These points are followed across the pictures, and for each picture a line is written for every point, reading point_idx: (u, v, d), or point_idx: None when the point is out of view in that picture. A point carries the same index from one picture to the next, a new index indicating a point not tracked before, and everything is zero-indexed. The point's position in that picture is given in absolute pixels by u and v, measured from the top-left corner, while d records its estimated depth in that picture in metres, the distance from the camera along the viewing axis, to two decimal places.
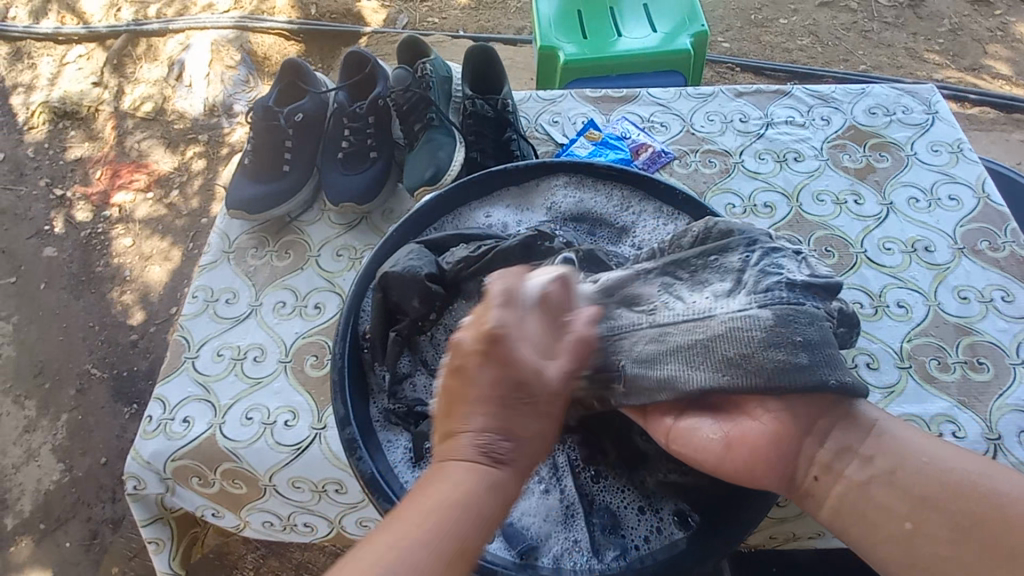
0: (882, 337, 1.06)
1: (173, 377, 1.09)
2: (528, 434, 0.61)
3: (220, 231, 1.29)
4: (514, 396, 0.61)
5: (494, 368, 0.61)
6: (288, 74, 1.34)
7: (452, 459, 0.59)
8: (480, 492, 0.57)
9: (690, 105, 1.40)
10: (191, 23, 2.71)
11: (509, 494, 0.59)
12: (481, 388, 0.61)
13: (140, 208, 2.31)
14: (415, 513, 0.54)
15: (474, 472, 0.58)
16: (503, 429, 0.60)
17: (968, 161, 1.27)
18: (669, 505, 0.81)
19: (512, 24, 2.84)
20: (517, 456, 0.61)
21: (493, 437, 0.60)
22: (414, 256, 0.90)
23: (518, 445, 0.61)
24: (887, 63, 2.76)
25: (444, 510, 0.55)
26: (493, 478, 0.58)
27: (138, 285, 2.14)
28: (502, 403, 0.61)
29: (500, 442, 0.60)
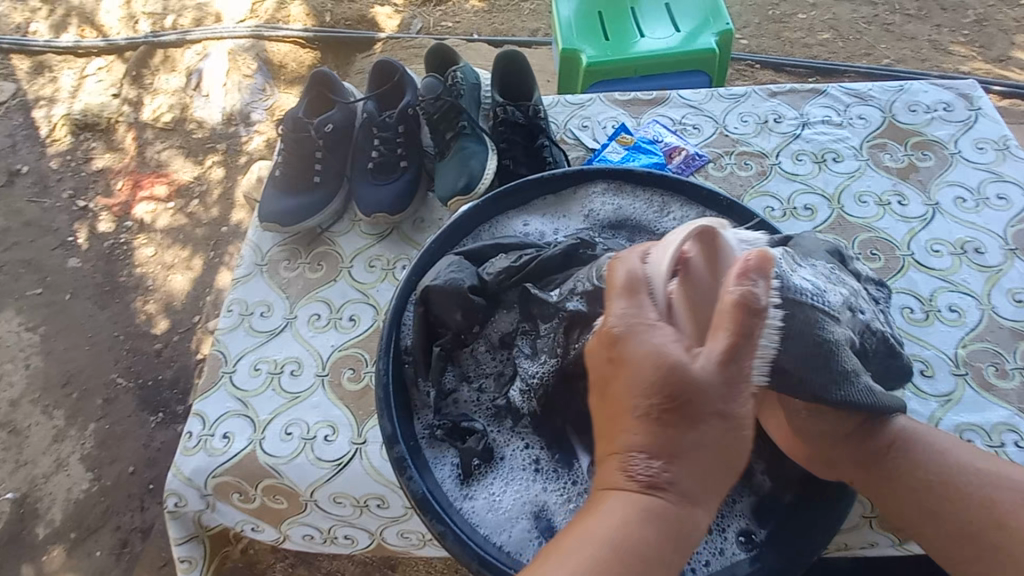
0: (935, 342, 1.03)
1: (211, 393, 1.09)
2: (694, 456, 0.54)
3: (252, 243, 1.29)
4: (663, 407, 0.53)
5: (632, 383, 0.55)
6: (317, 85, 1.33)
7: (609, 490, 0.56)
8: (638, 524, 0.54)
9: (722, 106, 1.38)
10: (208, 33, 2.72)
11: (671, 521, 0.54)
12: (634, 391, 0.55)
13: (162, 217, 2.33)
14: (575, 543, 0.55)
15: (631, 504, 0.54)
16: (661, 454, 0.54)
17: (1015, 158, 1.23)
18: (736, 524, 0.84)
19: (526, 26, 2.82)
20: (681, 479, 0.55)
21: (640, 459, 0.55)
22: (454, 267, 0.88)
23: (681, 469, 0.55)
24: (911, 56, 2.70)
25: (602, 543, 0.54)
26: (654, 503, 0.54)
27: (161, 295, 2.15)
28: (659, 426, 0.54)
29: (652, 466, 0.55)
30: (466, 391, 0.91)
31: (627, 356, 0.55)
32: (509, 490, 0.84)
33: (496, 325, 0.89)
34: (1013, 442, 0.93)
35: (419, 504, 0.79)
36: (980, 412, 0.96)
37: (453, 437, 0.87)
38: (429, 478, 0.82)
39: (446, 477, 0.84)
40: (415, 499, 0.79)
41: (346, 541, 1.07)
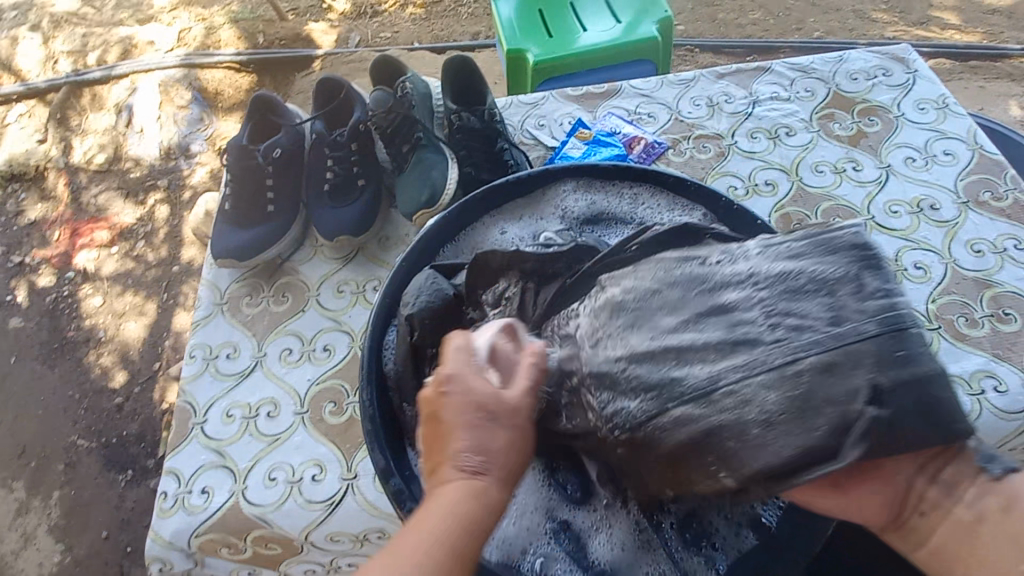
0: None
1: (183, 448, 1.02)
2: (498, 443, 0.57)
3: (208, 282, 1.22)
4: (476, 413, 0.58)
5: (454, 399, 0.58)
6: (259, 110, 1.27)
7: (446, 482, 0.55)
8: (467, 510, 0.54)
9: (674, 92, 1.39)
10: (135, 67, 2.59)
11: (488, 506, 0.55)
12: (461, 410, 0.58)
13: (106, 264, 2.19)
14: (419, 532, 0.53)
15: (469, 494, 0.54)
16: (480, 448, 0.56)
17: (955, 115, 1.28)
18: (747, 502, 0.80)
19: (466, 30, 2.80)
20: (494, 464, 0.56)
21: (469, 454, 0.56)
22: (437, 282, 0.86)
23: (490, 455, 0.56)
24: (839, 27, 2.81)
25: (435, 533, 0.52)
26: (476, 489, 0.55)
27: (115, 345, 2.02)
28: (469, 425, 0.57)
29: (474, 458, 0.56)
30: None
31: (455, 380, 0.59)
32: (511, 519, 0.81)
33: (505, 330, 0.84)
34: (992, 388, 0.96)
35: None
36: (957, 362, 0.99)
37: None
38: None
39: None
40: None
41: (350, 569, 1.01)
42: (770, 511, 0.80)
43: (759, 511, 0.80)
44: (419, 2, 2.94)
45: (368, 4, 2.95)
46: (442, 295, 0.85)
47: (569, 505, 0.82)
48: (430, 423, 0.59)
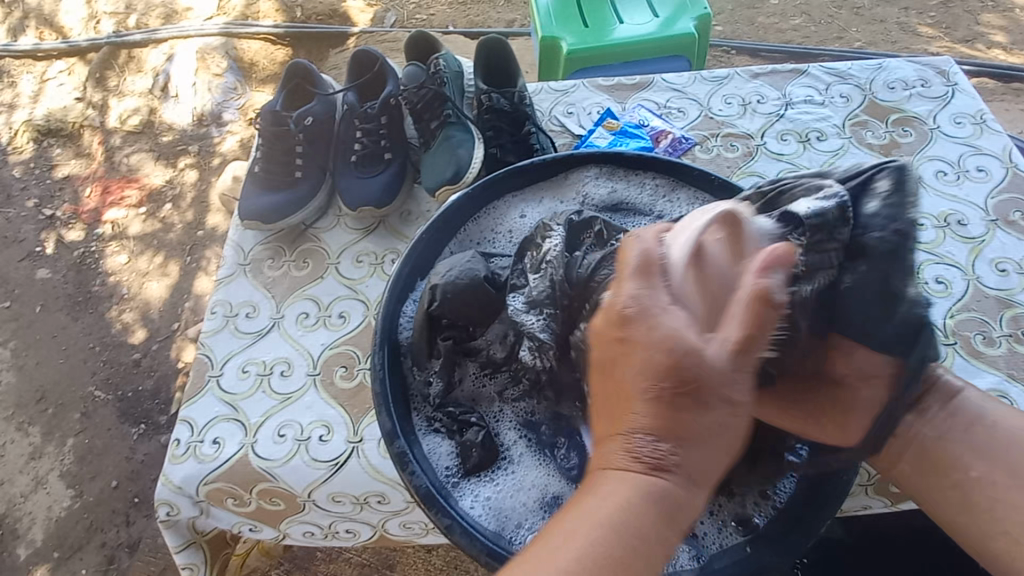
0: None
1: (198, 399, 1.05)
2: (694, 437, 0.53)
3: (233, 243, 1.25)
4: (675, 391, 0.53)
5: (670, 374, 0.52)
6: (294, 78, 1.30)
7: (606, 470, 0.54)
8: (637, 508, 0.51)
9: (706, 89, 1.38)
10: (175, 32, 2.64)
11: (669, 504, 0.52)
12: (640, 375, 0.53)
13: (133, 224, 2.25)
14: (577, 521, 0.51)
15: (627, 482, 0.52)
16: (663, 431, 0.53)
17: (992, 132, 1.26)
18: (733, 509, 0.79)
19: (502, 17, 2.79)
20: (683, 464, 0.53)
21: (646, 440, 0.53)
22: (466, 261, 0.89)
23: (686, 454, 0.53)
24: (882, 39, 2.74)
25: (602, 528, 0.50)
26: (659, 489, 0.52)
27: (137, 303, 2.08)
28: (665, 404, 0.53)
29: (653, 445, 0.53)
30: (470, 372, 0.91)
31: (639, 338, 0.54)
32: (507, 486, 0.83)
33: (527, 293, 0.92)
34: None
35: (424, 500, 0.77)
36: (971, 379, 0.97)
37: (453, 429, 0.85)
38: (432, 473, 0.80)
39: (444, 464, 0.83)
40: (419, 496, 0.77)
41: (348, 535, 1.05)
42: (762, 512, 0.79)
43: (750, 512, 0.79)
44: None
45: None
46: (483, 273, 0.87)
47: (567, 483, 0.83)
48: (603, 378, 0.56)
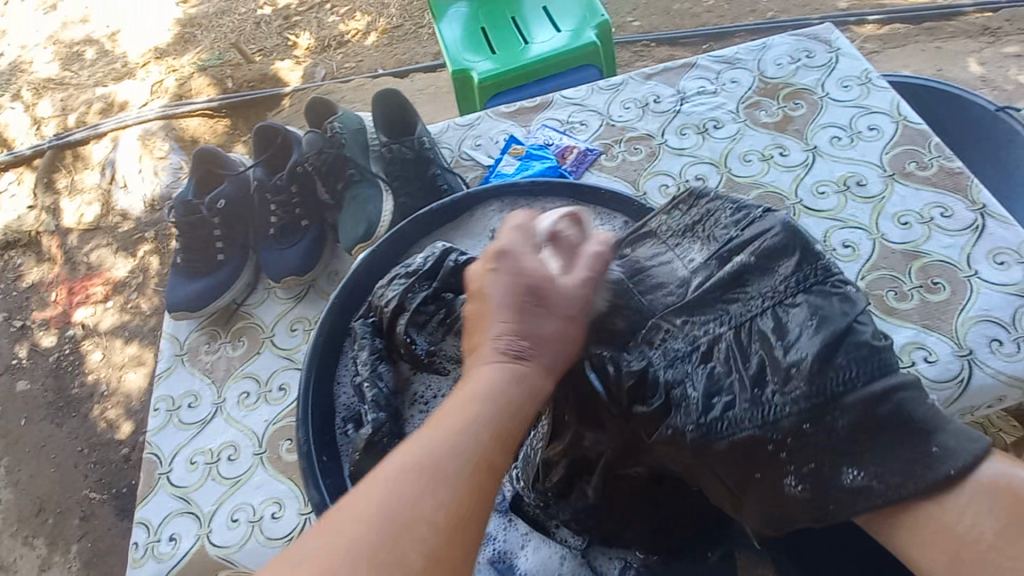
0: (897, 327, 1.00)
1: (151, 498, 1.06)
2: (544, 336, 0.62)
3: (169, 335, 1.26)
4: (529, 301, 0.63)
5: (504, 277, 0.64)
6: (202, 164, 1.32)
7: (483, 370, 0.59)
8: (499, 395, 0.56)
9: (604, 98, 1.42)
10: (115, 125, 2.68)
11: (534, 390, 0.59)
12: (501, 295, 0.63)
13: (105, 318, 2.26)
14: (445, 421, 0.54)
15: (494, 377, 0.58)
16: (520, 336, 0.61)
17: (878, 89, 1.30)
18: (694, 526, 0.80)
19: (428, 51, 2.86)
20: (539, 356, 0.61)
21: (506, 343, 0.60)
22: (393, 286, 0.93)
23: (536, 349, 0.61)
24: (793, 4, 2.82)
25: (463, 419, 0.54)
26: (503, 381, 0.58)
27: (120, 397, 2.08)
28: (518, 310, 0.62)
29: (519, 342, 0.60)
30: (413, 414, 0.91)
31: (502, 256, 0.65)
32: None
33: (446, 344, 0.91)
34: (923, 359, 0.96)
35: None
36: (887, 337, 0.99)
37: None
38: None
39: None
40: None
41: None
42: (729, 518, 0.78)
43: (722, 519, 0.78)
44: (381, 29, 3.03)
45: (332, 36, 3.03)
46: (430, 260, 0.93)
47: (496, 516, 0.83)
48: (476, 297, 0.65)
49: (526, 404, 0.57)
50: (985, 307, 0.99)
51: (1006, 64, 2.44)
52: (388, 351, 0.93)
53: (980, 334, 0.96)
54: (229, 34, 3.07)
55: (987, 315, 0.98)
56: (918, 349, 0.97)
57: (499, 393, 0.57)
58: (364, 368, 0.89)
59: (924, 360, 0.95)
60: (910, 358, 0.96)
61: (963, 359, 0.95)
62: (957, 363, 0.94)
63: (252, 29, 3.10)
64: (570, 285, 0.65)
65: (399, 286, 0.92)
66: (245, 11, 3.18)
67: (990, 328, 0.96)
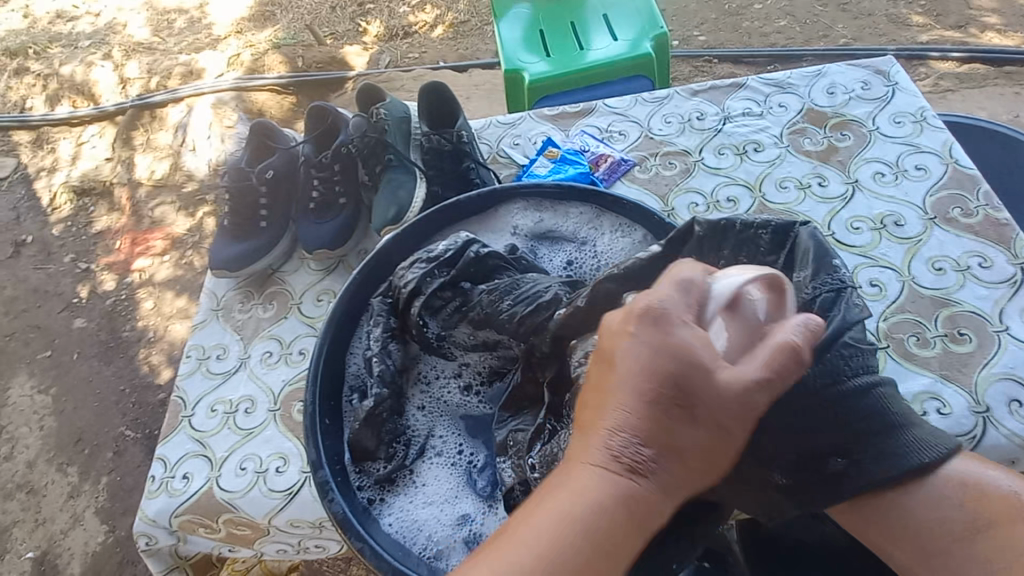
0: (915, 372, 0.96)
1: (172, 437, 1.15)
2: (689, 445, 0.56)
3: (208, 290, 1.35)
4: (673, 400, 0.56)
5: (645, 344, 0.57)
6: (258, 135, 1.41)
7: (587, 463, 0.56)
8: (615, 499, 0.55)
9: (647, 110, 1.43)
10: (191, 92, 2.87)
11: (640, 507, 0.55)
12: (629, 380, 0.57)
13: (161, 270, 2.44)
14: (541, 511, 0.55)
15: (611, 480, 0.55)
16: (643, 436, 0.56)
17: (933, 128, 1.25)
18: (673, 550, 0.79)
19: (488, 49, 2.93)
20: (658, 470, 0.56)
21: (626, 442, 0.56)
22: (413, 270, 0.97)
23: (661, 459, 0.56)
24: (868, 33, 2.72)
25: (560, 522, 0.54)
26: (631, 490, 0.55)
27: (164, 344, 2.24)
28: (650, 404, 0.56)
29: (637, 449, 0.56)
30: (415, 393, 0.96)
31: (653, 309, 0.59)
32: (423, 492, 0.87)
33: (454, 330, 0.94)
34: (935, 410, 0.92)
35: (342, 525, 0.82)
36: (902, 382, 0.95)
37: (384, 442, 0.89)
38: (353, 497, 0.85)
39: (361, 481, 0.87)
40: (337, 521, 0.82)
41: (317, 549, 1.10)
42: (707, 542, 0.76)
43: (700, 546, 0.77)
44: (447, 23, 3.11)
45: (400, 26, 3.14)
46: (452, 249, 0.98)
47: (478, 499, 0.87)
48: (600, 363, 0.60)
49: (645, 513, 0.55)
50: (1010, 365, 0.94)
51: None
52: (400, 330, 0.97)
53: (1001, 392, 0.92)
54: (305, 16, 3.23)
55: (1011, 374, 0.93)
56: (931, 398, 0.93)
57: (618, 499, 0.55)
58: (376, 344, 0.94)
59: (936, 411, 0.92)
60: (922, 407, 0.92)
61: (977, 415, 0.91)
62: (970, 419, 0.91)
63: (327, 13, 3.25)
64: (732, 381, 0.56)
65: (419, 270, 0.96)
66: None
67: (1013, 388, 0.92)
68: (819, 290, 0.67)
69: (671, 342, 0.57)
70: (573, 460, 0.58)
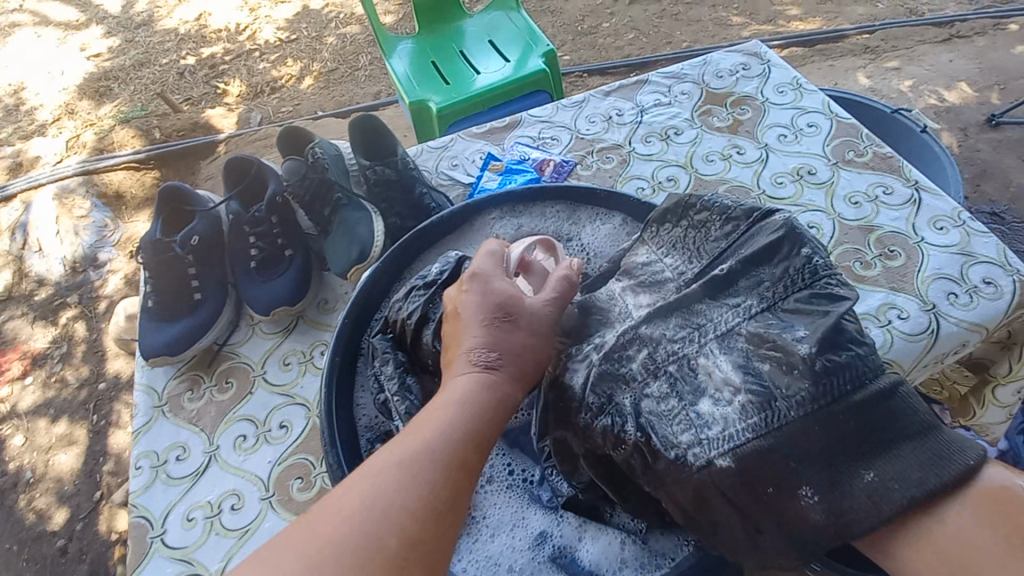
0: (868, 290, 1.11)
1: (145, 566, 0.95)
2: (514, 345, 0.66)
3: (143, 386, 1.16)
4: (498, 317, 0.68)
5: (475, 289, 0.71)
6: (168, 202, 1.25)
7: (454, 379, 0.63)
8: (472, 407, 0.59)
9: (570, 115, 1.50)
10: (25, 184, 2.44)
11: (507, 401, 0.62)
12: (472, 325, 0.67)
13: (24, 396, 1.99)
14: (424, 423, 0.58)
15: (473, 384, 0.61)
16: (489, 345, 0.65)
17: (809, 92, 1.46)
18: None
19: (367, 91, 2.89)
20: (504, 367, 0.64)
21: (480, 354, 0.64)
22: (411, 299, 0.92)
23: (503, 356, 0.65)
24: (703, 35, 3.11)
25: (450, 415, 0.58)
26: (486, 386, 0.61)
27: (49, 483, 1.80)
28: (486, 322, 0.67)
29: (486, 354, 0.64)
30: None
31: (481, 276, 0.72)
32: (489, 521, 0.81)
33: None
34: (897, 317, 1.07)
35: None
36: (863, 301, 1.10)
37: None
38: None
39: None
40: None
41: None
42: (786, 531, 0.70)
43: None
44: (315, 73, 3.02)
45: (264, 82, 2.99)
46: (445, 270, 0.93)
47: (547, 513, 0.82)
48: (451, 317, 0.72)
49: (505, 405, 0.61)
50: (937, 266, 1.12)
51: (889, 75, 2.73)
52: (412, 364, 0.90)
53: (939, 290, 1.09)
54: (150, 85, 2.95)
55: (941, 273, 1.11)
56: (891, 308, 1.08)
57: (475, 407, 0.59)
58: (392, 384, 0.86)
59: (898, 318, 1.07)
60: (886, 317, 1.07)
61: (929, 313, 1.06)
62: (925, 316, 1.06)
63: (175, 79, 2.99)
64: (540, 303, 0.72)
65: (418, 298, 0.90)
66: (166, 62, 3.07)
67: (946, 284, 1.10)
68: (788, 254, 0.68)
69: (492, 288, 0.71)
70: (446, 379, 0.64)
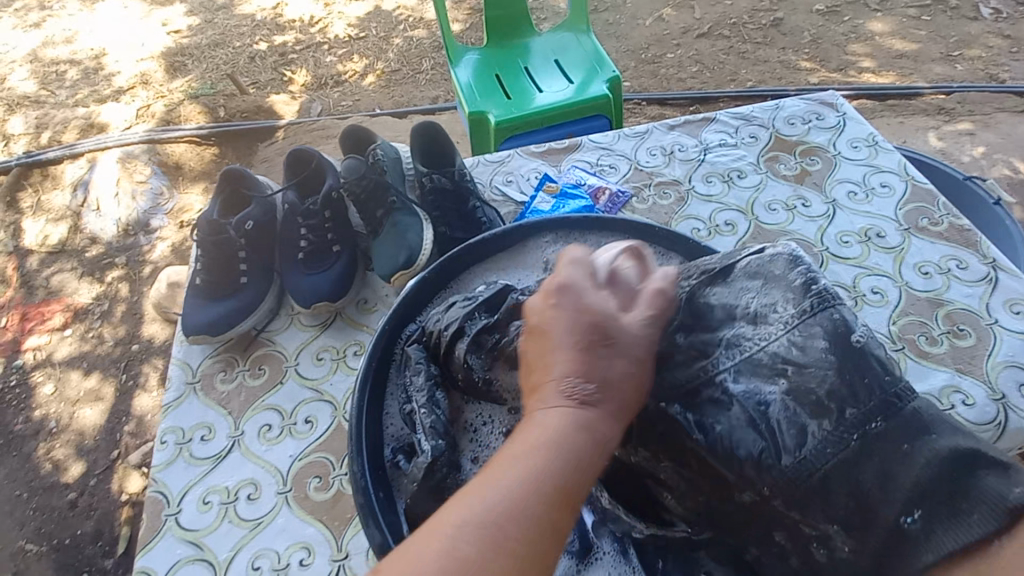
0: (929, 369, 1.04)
1: (156, 544, 0.95)
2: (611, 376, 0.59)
3: (179, 361, 1.18)
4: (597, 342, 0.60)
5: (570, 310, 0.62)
6: (228, 183, 1.27)
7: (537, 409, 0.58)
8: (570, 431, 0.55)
9: (631, 144, 1.48)
10: (94, 144, 2.54)
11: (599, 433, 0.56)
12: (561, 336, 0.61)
13: (61, 347, 2.06)
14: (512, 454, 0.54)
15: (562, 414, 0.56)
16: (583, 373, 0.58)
17: (885, 151, 1.40)
18: None
19: (426, 95, 2.93)
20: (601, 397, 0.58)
21: (574, 382, 0.58)
22: (453, 312, 0.90)
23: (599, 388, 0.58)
24: (769, 77, 3.04)
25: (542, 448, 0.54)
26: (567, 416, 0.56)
27: (70, 435, 1.84)
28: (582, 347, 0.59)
29: (582, 384, 0.58)
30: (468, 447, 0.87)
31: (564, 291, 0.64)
32: None
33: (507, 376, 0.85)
34: (961, 402, 1.00)
35: None
36: (926, 380, 1.03)
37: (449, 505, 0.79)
38: None
39: None
40: None
41: None
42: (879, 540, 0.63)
43: None
44: (378, 71, 3.09)
45: (329, 75, 3.07)
46: (492, 290, 0.91)
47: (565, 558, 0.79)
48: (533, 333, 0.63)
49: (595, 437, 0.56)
50: (1010, 353, 1.05)
51: (962, 140, 2.62)
52: (444, 379, 0.89)
53: (1010, 378, 1.02)
54: (221, 66, 3.06)
55: (1013, 361, 1.04)
56: (955, 392, 1.01)
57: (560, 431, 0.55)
58: (421, 396, 0.85)
59: (963, 403, 0.99)
60: (950, 401, 1.00)
61: (997, 403, 0.99)
62: (992, 407, 0.99)
63: (246, 62, 3.10)
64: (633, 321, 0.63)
65: (457, 312, 0.89)
66: (239, 45, 3.18)
67: (1017, 374, 1.02)
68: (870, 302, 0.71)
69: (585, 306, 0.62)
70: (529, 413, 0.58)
